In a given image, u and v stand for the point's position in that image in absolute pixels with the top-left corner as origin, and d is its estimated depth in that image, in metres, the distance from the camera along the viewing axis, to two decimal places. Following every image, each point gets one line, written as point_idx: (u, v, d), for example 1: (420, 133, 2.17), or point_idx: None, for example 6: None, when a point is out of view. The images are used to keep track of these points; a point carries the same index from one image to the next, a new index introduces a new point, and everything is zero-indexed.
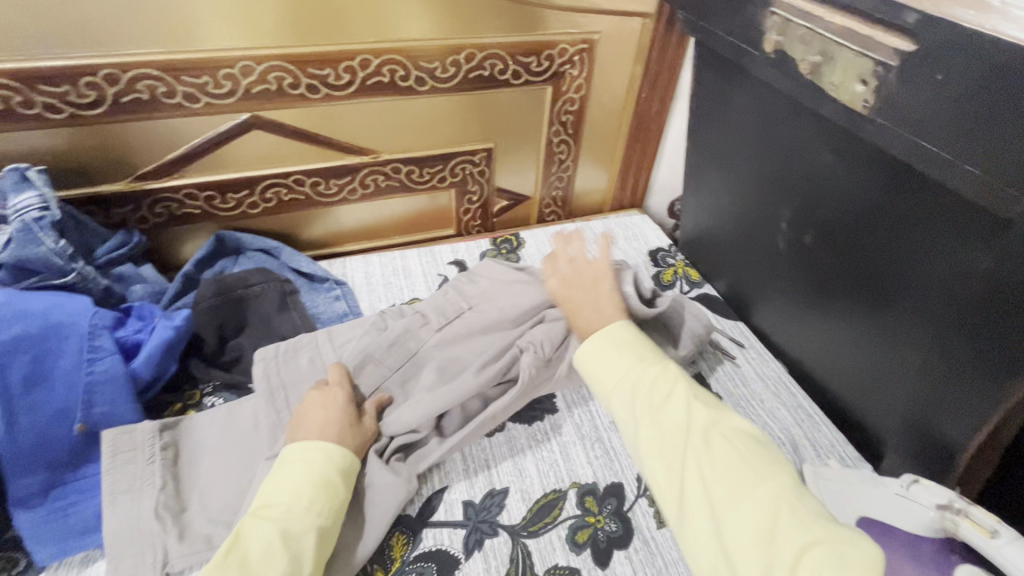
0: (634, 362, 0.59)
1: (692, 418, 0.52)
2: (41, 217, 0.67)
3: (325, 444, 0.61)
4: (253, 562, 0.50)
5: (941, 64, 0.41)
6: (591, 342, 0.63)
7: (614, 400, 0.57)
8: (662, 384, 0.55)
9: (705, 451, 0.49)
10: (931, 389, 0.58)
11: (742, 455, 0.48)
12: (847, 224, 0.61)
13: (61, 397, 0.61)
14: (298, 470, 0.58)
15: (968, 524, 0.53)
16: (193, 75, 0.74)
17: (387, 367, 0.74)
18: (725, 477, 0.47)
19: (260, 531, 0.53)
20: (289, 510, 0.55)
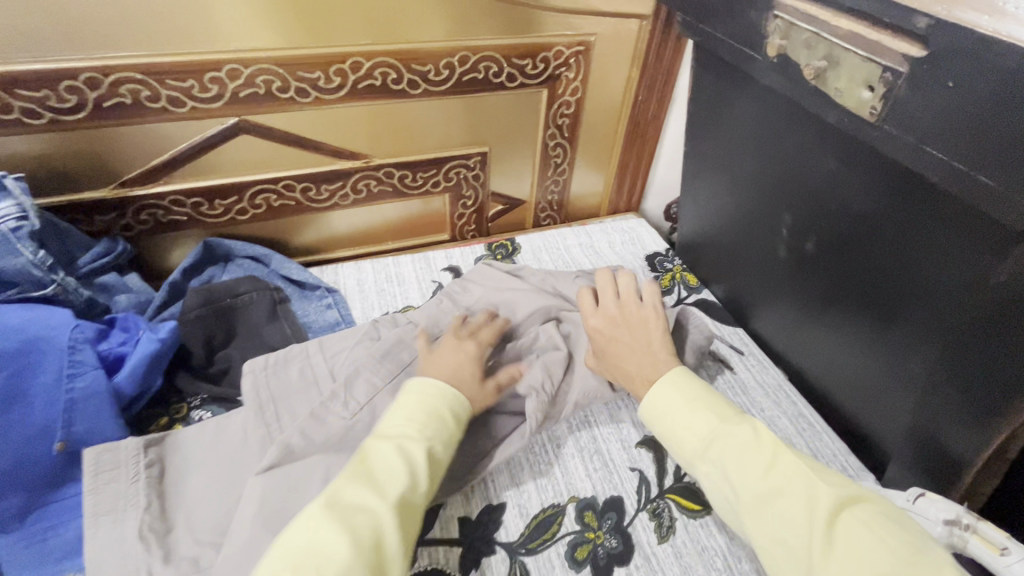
0: (719, 422, 0.57)
1: (806, 490, 0.48)
2: (19, 227, 0.64)
3: (432, 384, 0.62)
4: (380, 477, 0.52)
5: (952, 70, 0.40)
6: (656, 396, 0.62)
7: (700, 467, 0.55)
8: (760, 449, 0.52)
9: (834, 531, 0.45)
10: (937, 401, 0.57)
11: (879, 537, 0.44)
12: (852, 232, 0.60)
13: (39, 416, 0.58)
14: (413, 402, 0.59)
15: (978, 541, 0.52)
16: (178, 79, 0.72)
17: (379, 379, 0.71)
18: (866, 563, 0.42)
19: (384, 450, 0.54)
20: (408, 432, 0.56)
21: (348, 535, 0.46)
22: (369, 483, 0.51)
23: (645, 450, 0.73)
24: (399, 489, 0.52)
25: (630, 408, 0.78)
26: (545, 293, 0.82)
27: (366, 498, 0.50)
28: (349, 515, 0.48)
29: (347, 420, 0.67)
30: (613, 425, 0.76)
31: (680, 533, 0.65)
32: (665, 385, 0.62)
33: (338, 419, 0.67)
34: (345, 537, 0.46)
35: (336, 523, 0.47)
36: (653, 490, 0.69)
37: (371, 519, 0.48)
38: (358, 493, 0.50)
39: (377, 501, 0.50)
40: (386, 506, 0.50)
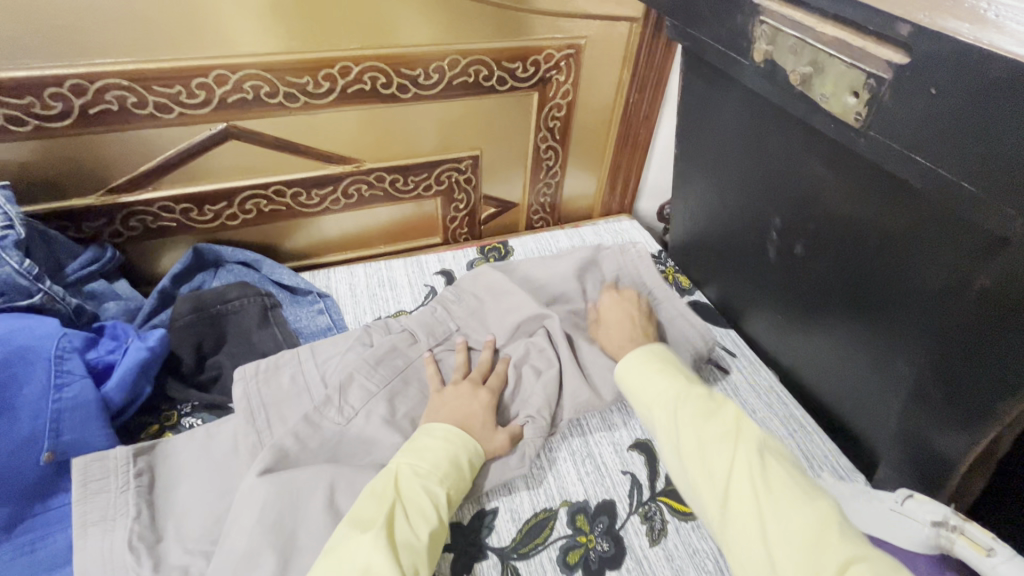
0: (680, 383, 0.64)
1: (739, 427, 0.56)
2: (4, 236, 0.64)
3: (457, 428, 0.65)
4: (413, 515, 0.56)
5: (935, 77, 0.40)
6: (629, 361, 0.70)
7: (657, 411, 0.62)
8: (710, 398, 0.61)
9: (752, 457, 0.52)
10: (924, 401, 0.58)
11: (789, 472, 0.51)
12: (837, 234, 0.61)
13: (27, 426, 0.57)
14: (441, 445, 0.62)
15: (963, 542, 0.52)
16: (165, 85, 0.71)
17: (373, 384, 0.72)
18: (775, 481, 0.50)
19: (417, 492, 0.58)
20: (440, 472, 0.60)
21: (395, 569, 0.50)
22: (405, 520, 0.55)
23: (637, 453, 0.73)
24: (431, 529, 0.56)
25: (622, 411, 0.78)
26: (536, 298, 0.83)
27: (405, 536, 0.54)
28: (392, 549, 0.52)
29: (341, 425, 0.69)
30: (605, 428, 0.76)
31: (672, 536, 0.65)
32: (637, 357, 0.70)
33: (332, 425, 0.69)
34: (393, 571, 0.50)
35: (384, 556, 0.51)
36: (645, 493, 0.69)
37: (409, 556, 0.53)
38: (400, 531, 0.54)
39: (414, 539, 0.54)
40: (419, 546, 0.54)
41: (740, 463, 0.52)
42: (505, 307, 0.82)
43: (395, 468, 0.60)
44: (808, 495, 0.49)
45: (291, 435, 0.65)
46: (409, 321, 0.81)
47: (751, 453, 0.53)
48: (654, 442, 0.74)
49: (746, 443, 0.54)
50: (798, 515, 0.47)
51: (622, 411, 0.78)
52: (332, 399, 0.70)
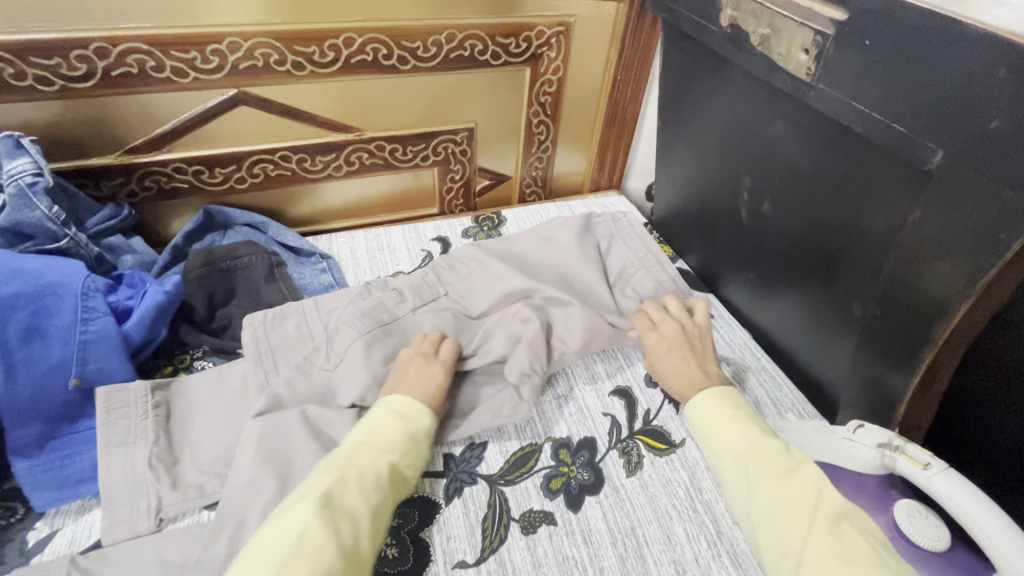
0: (756, 433, 0.61)
1: (817, 494, 0.53)
2: (35, 183, 0.69)
3: (418, 403, 0.64)
4: (364, 482, 0.55)
5: (868, 30, 0.46)
6: (701, 401, 0.67)
7: (726, 462, 0.60)
8: (789, 457, 0.57)
9: (831, 532, 0.49)
10: (874, 340, 0.63)
11: (875, 553, 0.47)
12: (798, 189, 0.66)
13: (56, 353, 0.62)
14: (401, 422, 0.62)
15: (904, 460, 0.58)
16: (182, 50, 0.76)
17: (358, 330, 0.75)
18: (858, 561, 0.46)
19: (370, 460, 0.57)
20: (395, 449, 0.59)
21: (331, 544, 0.49)
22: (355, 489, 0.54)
23: (618, 398, 0.79)
24: (378, 500, 0.55)
25: (605, 361, 0.84)
26: (526, 258, 0.88)
27: (350, 507, 0.53)
28: (333, 523, 0.51)
29: (327, 371, 0.73)
30: (589, 376, 0.82)
31: (647, 468, 0.71)
32: (711, 401, 0.66)
33: (320, 370, 0.73)
34: (327, 543, 0.49)
35: (321, 529, 0.50)
36: (623, 432, 0.75)
37: (352, 530, 0.52)
38: (347, 499, 0.53)
39: (360, 511, 0.53)
40: (362, 518, 0.53)
41: (817, 537, 0.49)
42: (491, 271, 0.86)
43: (351, 442, 0.59)
44: None
45: (281, 384, 0.70)
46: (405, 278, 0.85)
47: (831, 528, 0.49)
48: (634, 388, 0.80)
49: (825, 513, 0.51)
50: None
51: (605, 362, 0.84)
52: (319, 348, 0.75)
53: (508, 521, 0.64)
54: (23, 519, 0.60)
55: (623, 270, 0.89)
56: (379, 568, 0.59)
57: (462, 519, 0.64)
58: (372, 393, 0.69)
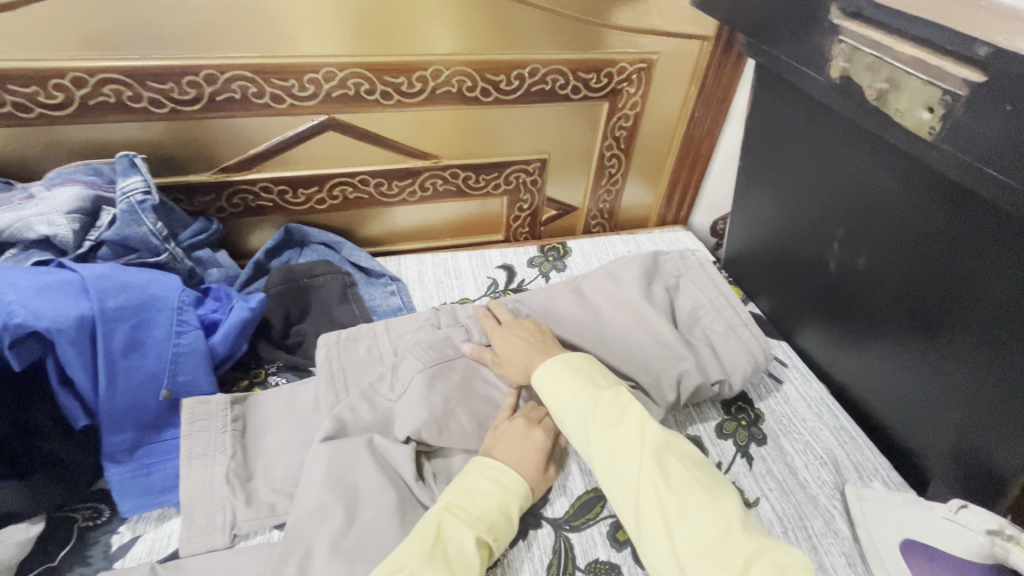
0: (591, 383, 0.63)
1: (644, 431, 0.57)
2: (145, 201, 0.73)
3: (517, 475, 0.63)
4: (452, 560, 0.54)
5: (1009, 94, 0.43)
6: (541, 367, 0.66)
7: (570, 419, 0.61)
8: (618, 400, 0.60)
9: (657, 463, 0.54)
10: (983, 413, 0.59)
11: (691, 471, 0.54)
12: (902, 246, 0.63)
13: (152, 364, 0.65)
14: (493, 490, 0.61)
15: (1018, 551, 0.54)
16: (282, 79, 0.80)
17: (423, 360, 0.73)
18: (674, 485, 0.53)
19: (460, 532, 0.56)
20: (485, 520, 0.58)
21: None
22: (440, 562, 0.53)
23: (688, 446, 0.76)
24: None
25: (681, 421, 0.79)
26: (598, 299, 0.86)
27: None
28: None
29: (392, 402, 0.72)
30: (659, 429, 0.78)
31: None
32: (547, 365, 0.66)
33: (385, 401, 0.72)
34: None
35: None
36: None
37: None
38: None
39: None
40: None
41: (646, 470, 0.54)
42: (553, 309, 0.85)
43: (439, 507, 0.58)
44: (711, 495, 0.52)
45: (347, 408, 0.69)
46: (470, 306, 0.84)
47: (655, 459, 0.55)
48: (704, 438, 0.76)
49: (649, 446, 0.56)
50: (700, 510, 0.50)
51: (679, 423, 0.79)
52: (384, 377, 0.74)
53: (573, 570, 0.62)
54: (108, 523, 0.62)
55: (697, 311, 0.86)
56: None
57: (527, 563, 0.63)
58: (427, 428, 0.67)
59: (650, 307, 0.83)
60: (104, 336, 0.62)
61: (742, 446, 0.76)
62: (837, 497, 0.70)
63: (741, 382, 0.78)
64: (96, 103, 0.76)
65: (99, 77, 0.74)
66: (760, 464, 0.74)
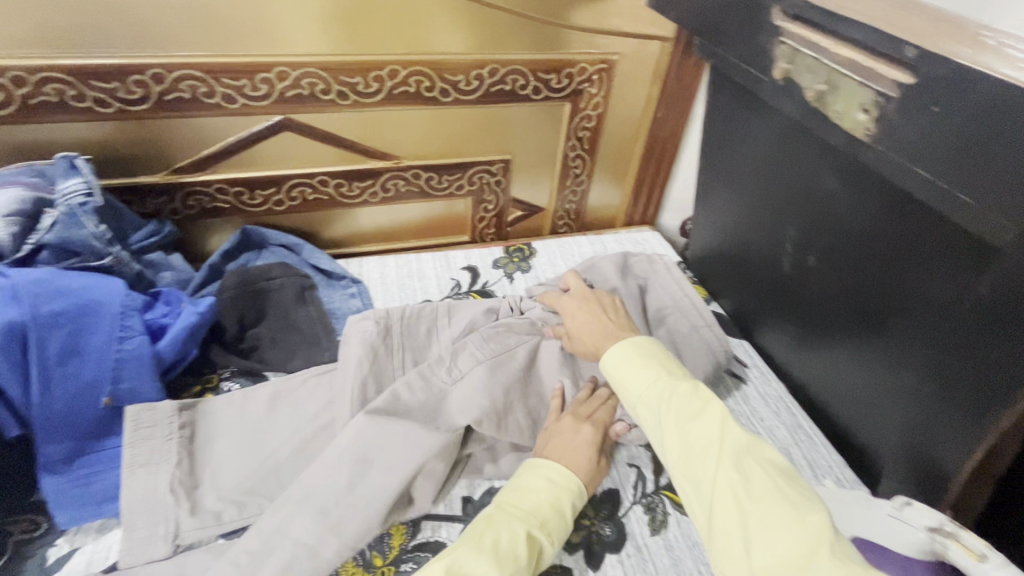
0: (668, 378, 0.60)
1: (724, 432, 0.51)
2: (84, 203, 0.71)
3: (565, 470, 0.62)
4: (503, 550, 0.52)
5: (935, 96, 0.43)
6: (614, 354, 0.64)
7: (645, 410, 0.58)
8: (696, 395, 0.56)
9: (736, 468, 0.48)
10: (927, 410, 0.60)
11: (775, 478, 0.47)
12: (849, 247, 0.63)
13: (91, 370, 0.63)
14: (544, 487, 0.60)
15: (957, 548, 0.54)
16: (233, 78, 0.78)
17: (481, 352, 0.73)
18: (756, 492, 0.46)
19: (509, 524, 0.54)
20: (537, 516, 0.57)
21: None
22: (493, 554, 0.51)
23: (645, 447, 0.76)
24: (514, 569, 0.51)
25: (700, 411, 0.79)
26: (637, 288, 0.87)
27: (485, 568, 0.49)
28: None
29: (446, 385, 0.70)
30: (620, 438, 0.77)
31: (673, 528, 0.68)
32: (619, 353, 0.64)
33: (439, 382, 0.70)
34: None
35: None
36: (649, 486, 0.72)
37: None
38: (479, 561, 0.49)
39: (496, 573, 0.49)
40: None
41: (723, 474, 0.48)
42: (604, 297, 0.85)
43: (492, 506, 0.58)
44: (795, 507, 0.44)
45: (404, 383, 0.68)
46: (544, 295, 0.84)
47: (735, 462, 0.49)
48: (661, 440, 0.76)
49: (727, 448, 0.50)
50: (781, 522, 0.43)
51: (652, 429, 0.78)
52: (443, 359, 0.72)
53: None
54: (44, 535, 0.60)
55: (660, 311, 0.86)
56: None
57: None
58: (486, 418, 0.67)
59: (630, 298, 0.84)
60: (37, 343, 0.60)
61: None
62: None
63: (700, 381, 0.78)
64: (36, 103, 0.74)
65: (39, 76, 0.72)
66: None
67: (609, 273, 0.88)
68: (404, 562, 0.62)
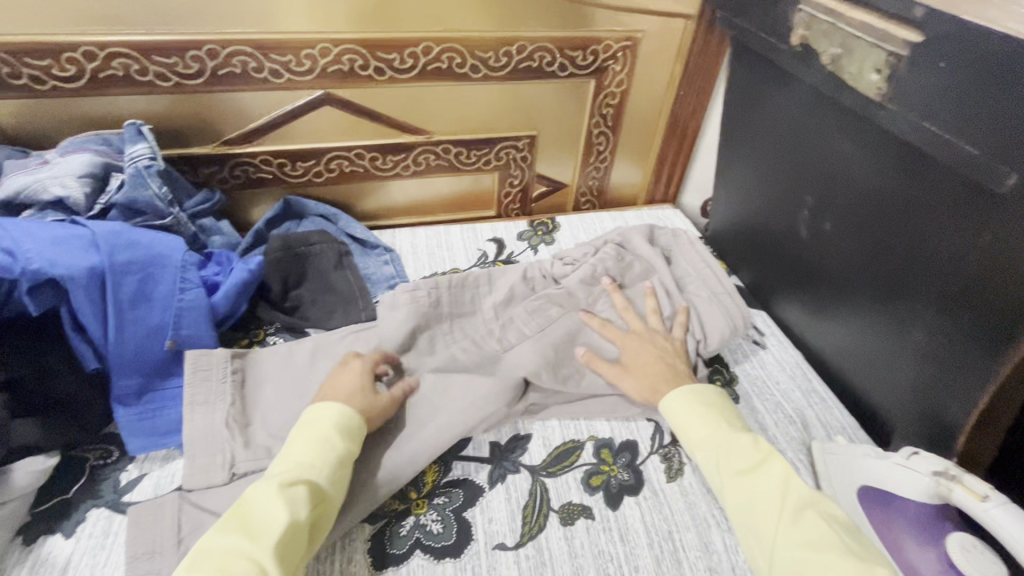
0: (727, 429, 0.65)
1: (783, 487, 0.58)
2: (150, 165, 0.78)
3: (337, 406, 0.64)
4: (256, 523, 0.52)
5: (944, 53, 0.46)
6: (676, 398, 0.69)
7: (705, 458, 0.64)
8: (756, 450, 0.62)
9: (797, 520, 0.55)
10: (934, 365, 0.63)
11: (834, 532, 0.53)
12: (862, 209, 0.66)
13: (157, 315, 0.70)
14: (301, 437, 0.60)
15: (961, 490, 0.57)
16: (280, 54, 0.84)
17: (520, 330, 0.80)
18: (817, 544, 0.52)
19: (262, 489, 0.54)
20: (295, 468, 0.57)
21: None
22: (244, 530, 0.51)
23: None
24: (275, 533, 0.51)
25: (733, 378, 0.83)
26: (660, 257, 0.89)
27: (237, 545, 0.49)
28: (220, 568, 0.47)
29: (500, 350, 0.79)
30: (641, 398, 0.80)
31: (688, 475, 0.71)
32: (682, 397, 0.69)
33: (493, 348, 0.79)
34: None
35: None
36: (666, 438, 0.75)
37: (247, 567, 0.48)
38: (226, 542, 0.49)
39: (249, 547, 0.49)
40: (262, 550, 0.49)
41: (786, 527, 0.54)
42: (637, 265, 0.88)
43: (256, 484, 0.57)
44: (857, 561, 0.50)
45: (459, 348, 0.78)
46: (587, 256, 0.90)
47: (797, 515, 0.55)
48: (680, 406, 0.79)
49: (791, 504, 0.56)
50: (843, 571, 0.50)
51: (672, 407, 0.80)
52: (493, 331, 0.81)
53: (548, 511, 0.67)
54: (116, 461, 0.67)
55: (681, 280, 0.89)
56: (424, 540, 0.63)
57: (505, 504, 0.67)
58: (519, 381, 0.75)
59: (663, 265, 0.87)
60: (113, 286, 0.67)
61: None
62: (804, 451, 0.74)
63: (719, 341, 0.81)
64: (104, 76, 0.81)
65: (108, 51, 0.79)
66: None
67: (639, 243, 0.91)
68: (437, 495, 0.67)
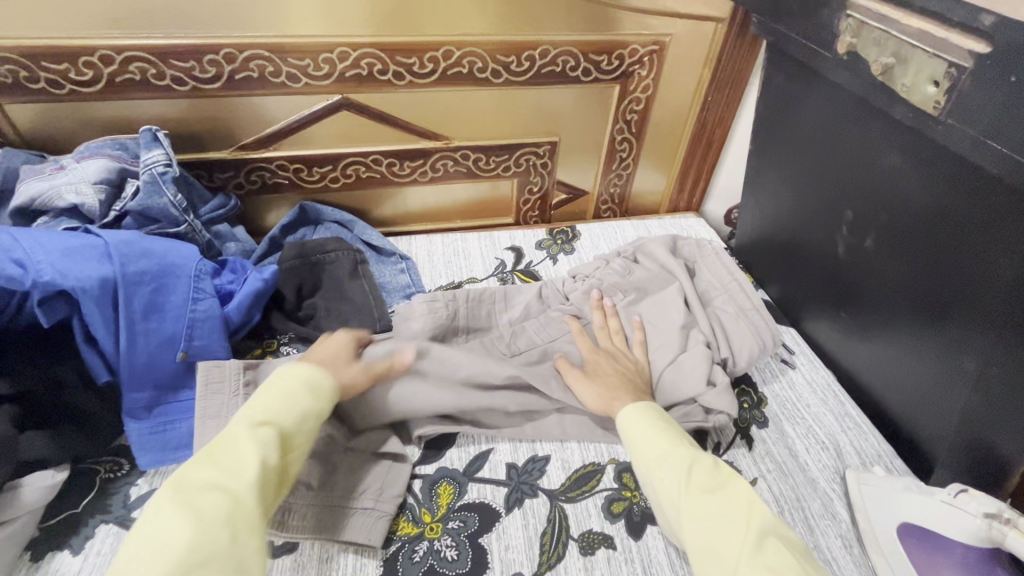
0: (685, 447, 0.59)
1: (748, 509, 0.51)
2: (165, 172, 0.77)
3: (306, 364, 0.63)
4: (229, 459, 0.51)
5: (1013, 65, 0.42)
6: (633, 413, 0.64)
7: (657, 476, 0.57)
8: (716, 471, 0.56)
9: (760, 545, 0.47)
10: (986, 397, 0.58)
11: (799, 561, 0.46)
12: (909, 227, 0.62)
13: (170, 327, 0.68)
14: (275, 388, 0.59)
15: (1016, 534, 0.53)
16: (297, 58, 0.82)
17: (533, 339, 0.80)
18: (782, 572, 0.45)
19: (238, 429, 0.54)
20: (266, 413, 0.56)
21: (189, 520, 0.45)
22: (215, 466, 0.50)
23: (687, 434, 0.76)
24: (248, 471, 0.50)
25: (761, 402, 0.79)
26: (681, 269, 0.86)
27: (207, 479, 0.49)
28: (192, 500, 0.46)
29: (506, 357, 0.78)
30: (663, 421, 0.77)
31: None
32: (634, 416, 0.64)
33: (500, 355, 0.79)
34: (187, 523, 0.44)
35: (176, 510, 0.45)
36: None
37: (219, 500, 0.47)
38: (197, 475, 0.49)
39: (224, 482, 0.49)
40: (233, 487, 0.49)
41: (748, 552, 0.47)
42: (651, 276, 0.86)
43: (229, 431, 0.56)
44: None
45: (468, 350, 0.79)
46: (596, 270, 0.89)
47: (761, 540, 0.48)
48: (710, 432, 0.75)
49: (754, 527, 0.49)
50: None
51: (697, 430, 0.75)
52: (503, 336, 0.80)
53: (566, 539, 0.64)
54: (127, 475, 0.66)
55: (706, 295, 0.86)
56: (437, 567, 0.61)
57: (521, 531, 0.64)
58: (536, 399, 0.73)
59: (684, 276, 0.84)
60: (126, 297, 0.65)
61: (744, 429, 0.76)
62: (837, 480, 0.71)
63: (746, 360, 0.77)
64: (122, 80, 0.80)
65: (126, 55, 0.78)
66: (761, 447, 0.74)
67: (658, 254, 0.89)
68: (451, 520, 0.65)
